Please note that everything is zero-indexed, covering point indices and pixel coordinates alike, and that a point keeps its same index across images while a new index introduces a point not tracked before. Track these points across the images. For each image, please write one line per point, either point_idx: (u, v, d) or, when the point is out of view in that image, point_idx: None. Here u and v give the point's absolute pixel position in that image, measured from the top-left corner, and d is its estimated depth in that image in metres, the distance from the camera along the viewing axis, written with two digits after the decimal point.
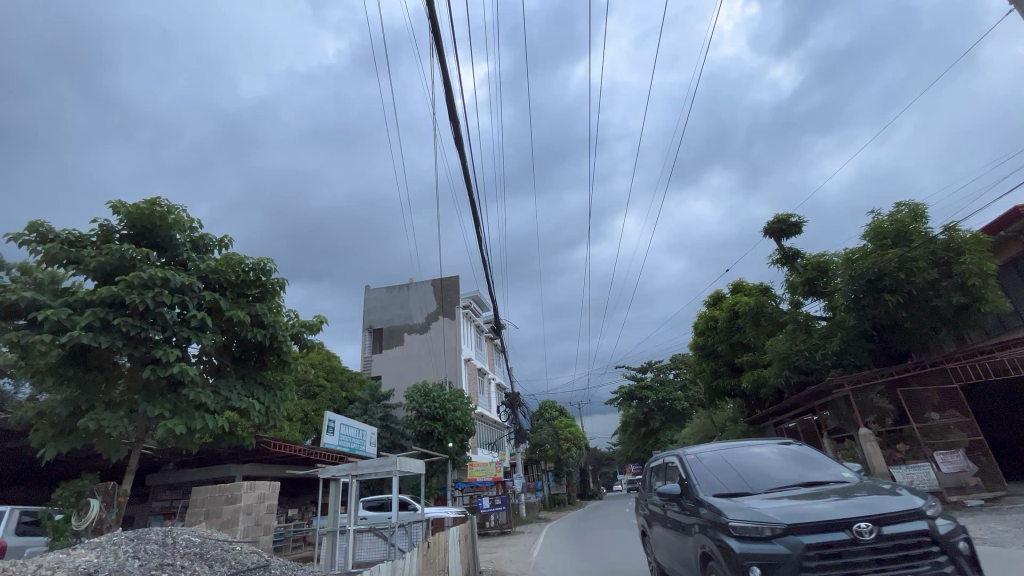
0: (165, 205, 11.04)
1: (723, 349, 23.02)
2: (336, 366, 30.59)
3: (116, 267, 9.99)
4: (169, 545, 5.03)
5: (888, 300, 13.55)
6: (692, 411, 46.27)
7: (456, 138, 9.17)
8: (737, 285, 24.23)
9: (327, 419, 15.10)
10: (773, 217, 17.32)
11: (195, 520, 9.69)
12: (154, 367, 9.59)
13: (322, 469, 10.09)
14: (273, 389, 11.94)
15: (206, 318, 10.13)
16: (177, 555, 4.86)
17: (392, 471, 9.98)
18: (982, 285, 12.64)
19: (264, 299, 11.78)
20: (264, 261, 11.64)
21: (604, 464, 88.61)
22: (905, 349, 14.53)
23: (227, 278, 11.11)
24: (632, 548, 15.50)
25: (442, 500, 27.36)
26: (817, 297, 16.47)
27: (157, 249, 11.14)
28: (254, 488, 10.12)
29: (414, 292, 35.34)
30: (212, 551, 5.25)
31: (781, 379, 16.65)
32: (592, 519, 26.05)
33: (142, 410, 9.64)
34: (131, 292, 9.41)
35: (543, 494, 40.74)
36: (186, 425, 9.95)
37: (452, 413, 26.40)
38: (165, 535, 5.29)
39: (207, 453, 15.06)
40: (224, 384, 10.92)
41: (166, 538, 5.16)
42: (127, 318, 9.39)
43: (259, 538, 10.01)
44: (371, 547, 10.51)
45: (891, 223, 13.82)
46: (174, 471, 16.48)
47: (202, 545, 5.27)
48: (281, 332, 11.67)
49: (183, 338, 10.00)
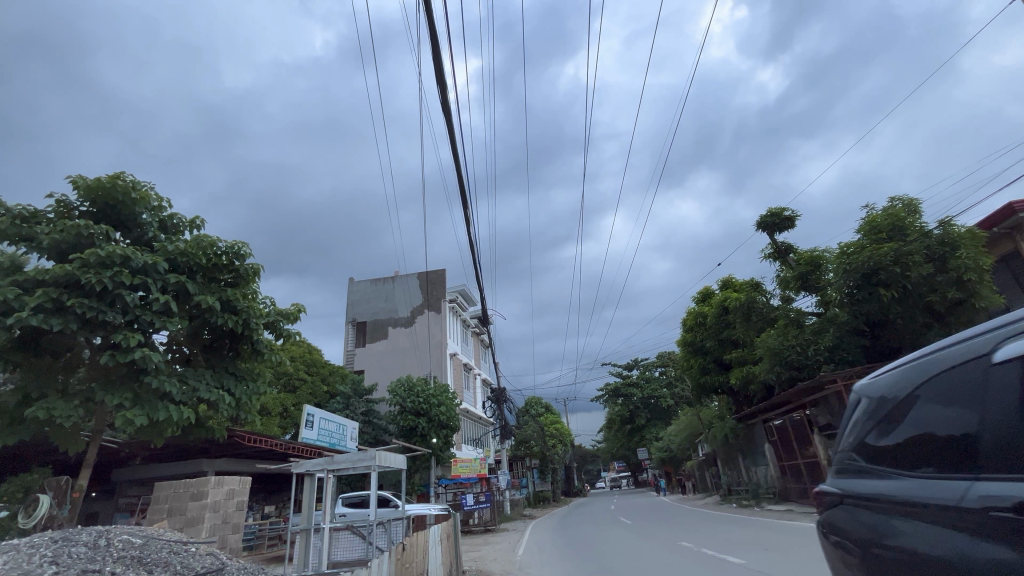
0: (130, 180, 10.43)
1: (712, 346, 22.83)
2: (318, 359, 29.84)
3: (73, 245, 9.31)
4: (102, 548, 4.46)
5: (883, 294, 13.31)
6: (678, 408, 46.40)
7: (444, 111, 8.58)
8: (726, 281, 24.10)
9: (306, 413, 14.45)
10: (766, 210, 17.05)
11: (158, 518, 9.13)
12: (112, 353, 8.92)
13: (296, 464, 9.47)
14: (246, 380, 11.28)
15: (170, 302, 9.47)
16: (110, 560, 4.30)
17: (371, 466, 9.41)
18: (978, 281, 12.46)
19: (237, 284, 11.13)
20: (238, 244, 10.96)
21: (589, 462, 88.76)
22: (897, 345, 14.30)
23: (196, 261, 10.42)
24: (619, 547, 15.12)
25: (425, 497, 26.83)
26: (809, 292, 16.26)
27: (121, 228, 10.52)
28: (223, 483, 9.48)
29: (400, 285, 34.64)
30: (154, 554, 4.68)
31: (772, 375, 16.38)
32: (577, 517, 25.74)
33: (99, 400, 8.98)
34: (87, 272, 8.72)
35: (528, 491, 40.39)
36: (148, 417, 9.28)
37: (437, 409, 25.79)
38: (99, 536, 4.72)
39: (176, 446, 14.34)
40: (192, 373, 10.27)
41: (98, 539, 4.59)
42: (83, 299, 8.70)
43: (227, 537, 9.37)
44: (348, 546, 9.92)
45: (886, 218, 13.59)
46: (142, 466, 15.71)
47: (143, 548, 4.69)
48: (255, 319, 11.03)
49: (147, 323, 9.34)
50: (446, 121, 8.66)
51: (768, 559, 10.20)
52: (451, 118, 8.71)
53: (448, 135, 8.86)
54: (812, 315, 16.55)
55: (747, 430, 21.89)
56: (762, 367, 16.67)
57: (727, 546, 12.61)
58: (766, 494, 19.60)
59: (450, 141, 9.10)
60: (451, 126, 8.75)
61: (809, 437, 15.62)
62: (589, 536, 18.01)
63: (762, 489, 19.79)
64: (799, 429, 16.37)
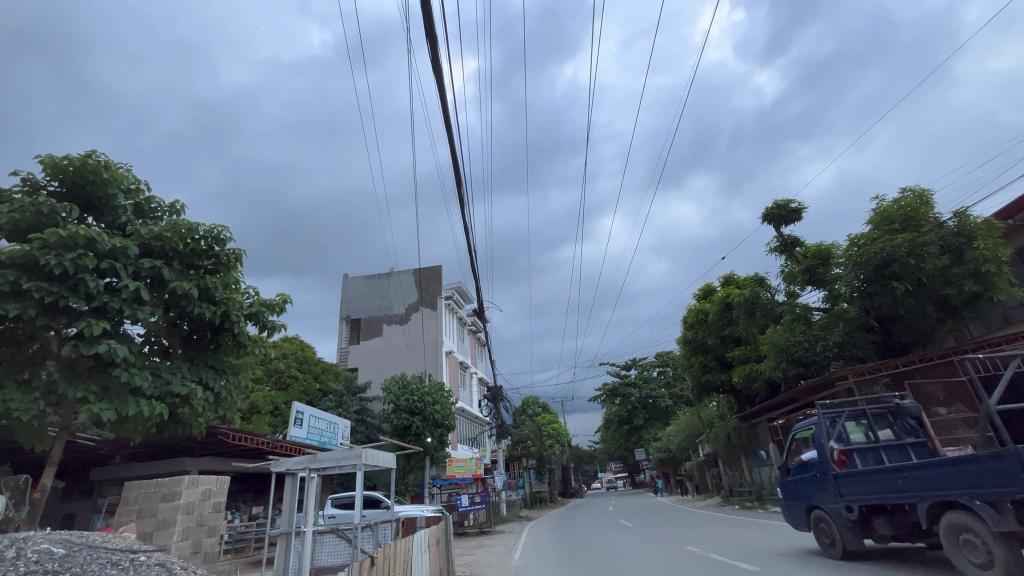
0: (103, 160, 9.85)
1: (713, 344, 22.26)
2: (310, 356, 29.17)
3: (35, 225, 8.80)
4: (11, 560, 4.35)
5: (896, 288, 12.71)
6: (677, 408, 45.87)
7: (436, 79, 7.82)
8: (729, 277, 23.55)
9: (294, 410, 13.81)
10: (772, 202, 16.50)
11: (126, 521, 8.50)
12: (76, 343, 8.34)
13: (275, 462, 8.83)
14: (227, 374, 10.63)
15: (139, 289, 8.87)
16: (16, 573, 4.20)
17: (358, 465, 8.78)
18: (996, 272, 11.92)
19: (217, 272, 10.52)
20: (218, 229, 10.35)
21: (585, 463, 88.15)
22: (909, 340, 13.78)
23: (171, 245, 9.77)
24: (619, 550, 14.54)
25: (419, 497, 26.25)
26: (816, 286, 15.69)
27: (93, 211, 9.95)
28: (197, 484, 8.85)
29: (395, 282, 33.92)
30: (74, 564, 4.56)
31: (779, 372, 15.74)
32: (576, 518, 25.15)
33: (62, 392, 8.41)
34: (47, 254, 8.20)
35: (524, 492, 39.80)
36: (116, 412, 8.67)
37: (431, 407, 25.11)
38: (12, 547, 4.61)
39: (156, 444, 13.70)
40: (166, 366, 9.66)
41: (9, 551, 4.48)
42: (44, 284, 8.19)
43: (200, 541, 8.74)
44: (333, 551, 9.36)
45: (898, 208, 13.03)
46: (122, 464, 15.04)
47: (60, 561, 4.51)
48: (235, 311, 10.40)
49: (115, 311, 8.77)
50: (439, 92, 7.89)
51: (779, 563, 9.66)
52: (445, 89, 7.93)
53: (442, 104, 8.07)
54: (818, 310, 16.03)
55: (751, 430, 21.32)
56: (767, 364, 16.06)
57: (736, 550, 11.98)
58: (770, 496, 19.07)
59: (444, 114, 8.32)
60: (445, 97, 7.98)
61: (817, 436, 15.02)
62: (588, 538, 17.43)
63: (766, 491, 19.26)
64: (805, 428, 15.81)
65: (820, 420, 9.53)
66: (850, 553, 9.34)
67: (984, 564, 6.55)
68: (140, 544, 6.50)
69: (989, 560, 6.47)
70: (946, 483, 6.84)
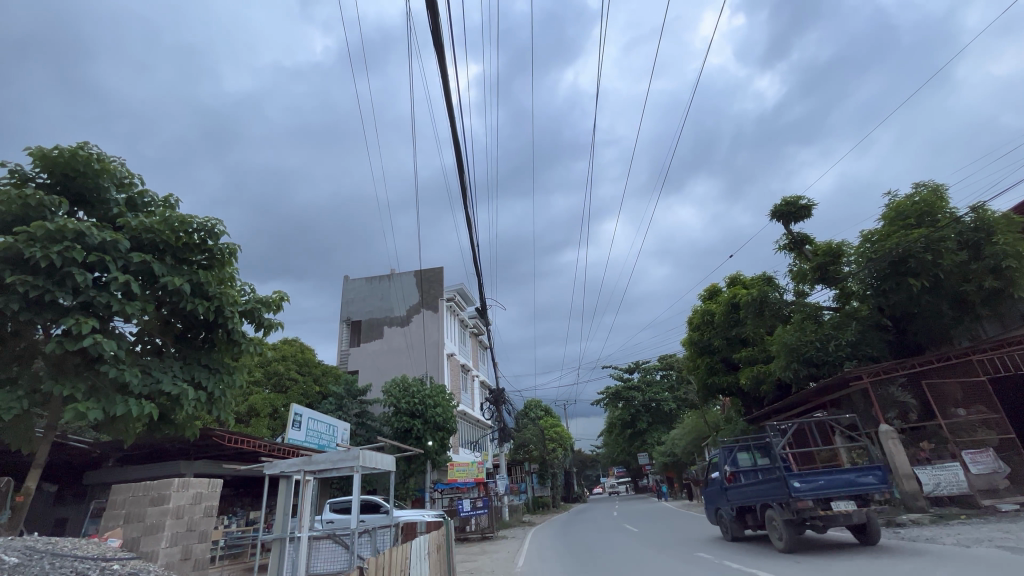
0: (94, 152, 9.54)
1: (720, 344, 21.86)
2: (310, 358, 28.77)
3: (21, 217, 8.49)
4: None
5: (912, 284, 12.30)
6: (680, 412, 45.38)
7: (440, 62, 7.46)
8: (735, 277, 23.13)
9: (293, 413, 13.52)
10: (781, 199, 16.15)
11: (113, 526, 8.11)
12: (61, 339, 8.00)
13: (269, 464, 8.46)
14: (221, 373, 10.28)
15: (129, 282, 8.53)
16: None
17: (355, 467, 8.36)
18: (1017, 268, 11.56)
19: (211, 267, 10.20)
20: (213, 222, 10.04)
21: (587, 467, 87.31)
22: (924, 340, 13.39)
23: (162, 239, 9.45)
24: (626, 556, 14.10)
25: (420, 502, 25.85)
26: (827, 285, 15.31)
27: (83, 204, 9.62)
28: (187, 487, 8.46)
29: (397, 284, 33.54)
30: None
31: (789, 373, 15.26)
32: (579, 523, 24.72)
33: (46, 390, 8.06)
34: (33, 246, 7.88)
35: (526, 497, 39.30)
36: (104, 411, 8.31)
37: (432, 410, 24.68)
38: None
39: (150, 446, 13.32)
40: (157, 365, 9.32)
41: None
42: (28, 277, 7.87)
43: (191, 546, 8.37)
44: (330, 557, 8.94)
45: (914, 203, 12.67)
46: (115, 468, 14.66)
47: None
48: (229, 306, 10.07)
49: (104, 307, 8.44)
50: (444, 77, 7.52)
51: (793, 569, 9.26)
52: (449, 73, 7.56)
53: (445, 88, 7.69)
54: (828, 309, 15.69)
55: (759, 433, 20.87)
56: (777, 364, 15.62)
57: (751, 556, 11.51)
58: None
59: (447, 101, 7.95)
60: (448, 82, 7.61)
61: (831, 440, 14.54)
62: (593, 543, 17.04)
63: None
64: (817, 431, 15.35)
65: (723, 451, 15.79)
66: (869, 560, 8.93)
67: (780, 539, 11.74)
68: (114, 552, 6.28)
69: (781, 536, 11.66)
70: (766, 492, 12.13)
